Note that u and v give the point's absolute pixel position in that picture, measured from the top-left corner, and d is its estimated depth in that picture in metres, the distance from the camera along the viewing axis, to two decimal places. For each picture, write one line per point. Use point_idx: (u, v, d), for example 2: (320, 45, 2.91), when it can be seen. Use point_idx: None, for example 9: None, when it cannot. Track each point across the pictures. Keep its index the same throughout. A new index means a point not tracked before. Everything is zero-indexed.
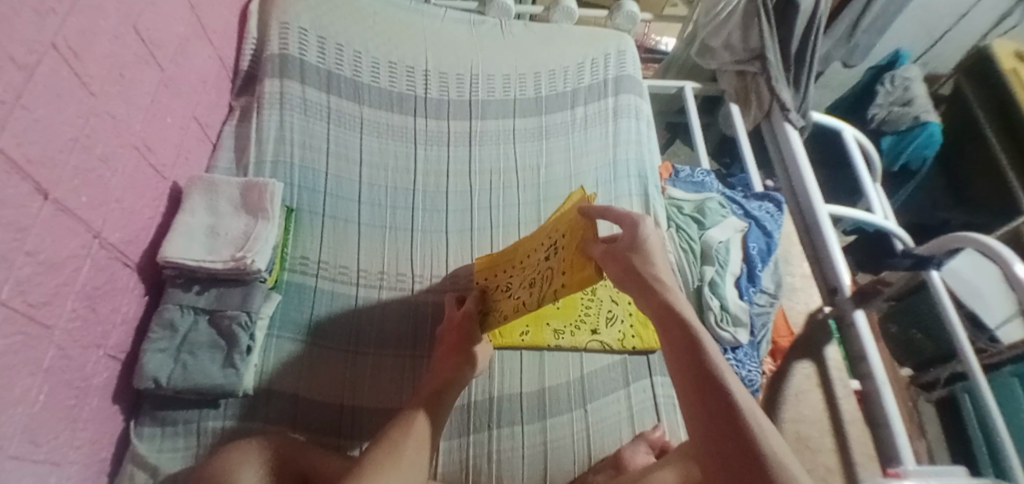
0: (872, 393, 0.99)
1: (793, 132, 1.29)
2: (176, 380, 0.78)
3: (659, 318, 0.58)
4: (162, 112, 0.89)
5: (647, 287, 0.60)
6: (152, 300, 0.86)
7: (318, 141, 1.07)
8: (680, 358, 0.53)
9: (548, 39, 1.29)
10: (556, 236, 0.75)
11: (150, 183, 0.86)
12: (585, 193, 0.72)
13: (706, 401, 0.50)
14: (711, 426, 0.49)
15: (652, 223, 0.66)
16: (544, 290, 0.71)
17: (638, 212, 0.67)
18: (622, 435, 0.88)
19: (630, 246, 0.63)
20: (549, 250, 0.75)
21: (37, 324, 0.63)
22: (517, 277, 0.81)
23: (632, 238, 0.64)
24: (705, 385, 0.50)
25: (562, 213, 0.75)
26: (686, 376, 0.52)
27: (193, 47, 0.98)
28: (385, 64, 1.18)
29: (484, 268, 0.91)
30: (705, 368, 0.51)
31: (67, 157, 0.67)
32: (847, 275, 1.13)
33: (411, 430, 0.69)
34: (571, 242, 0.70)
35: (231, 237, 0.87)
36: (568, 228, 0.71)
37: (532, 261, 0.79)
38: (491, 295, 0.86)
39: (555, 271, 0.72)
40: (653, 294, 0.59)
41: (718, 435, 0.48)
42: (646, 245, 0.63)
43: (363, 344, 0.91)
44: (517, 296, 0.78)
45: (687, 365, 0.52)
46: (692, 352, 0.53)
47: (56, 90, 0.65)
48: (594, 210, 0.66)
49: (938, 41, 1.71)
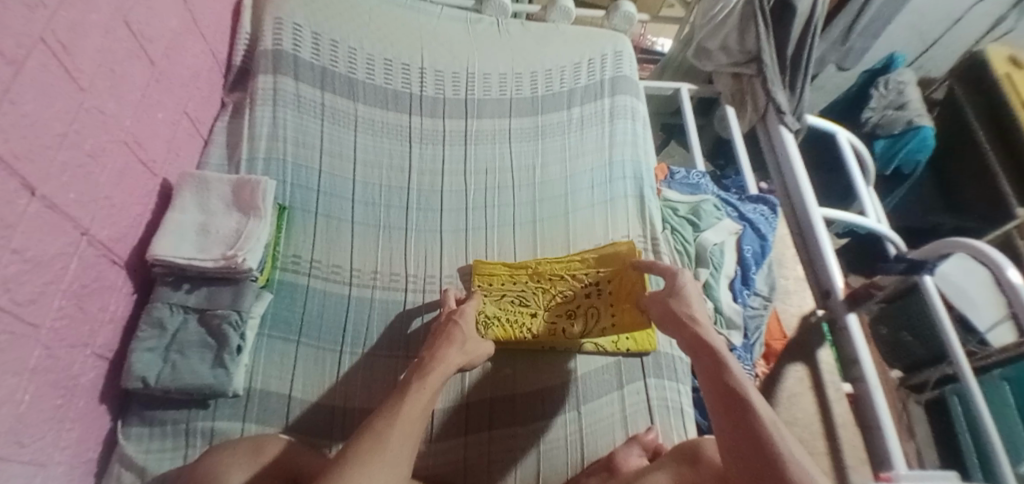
0: (865, 395, 1.00)
1: (788, 135, 1.30)
2: (165, 380, 0.77)
3: (692, 348, 0.71)
4: (153, 108, 0.87)
5: (682, 324, 0.74)
6: (141, 298, 0.85)
7: (312, 138, 1.06)
8: (710, 379, 0.65)
9: (545, 39, 1.29)
10: (599, 280, 0.93)
11: (140, 180, 0.85)
12: (632, 249, 0.93)
13: (731, 411, 0.60)
14: (733, 431, 0.58)
15: (689, 275, 0.80)
16: (590, 325, 0.91)
17: (677, 266, 0.82)
18: (616, 437, 0.87)
19: (671, 294, 0.79)
20: (591, 288, 0.94)
21: (22, 323, 0.62)
22: (540, 299, 0.95)
23: (672, 286, 0.80)
24: (730, 397, 0.61)
25: (604, 256, 0.94)
26: (716, 391, 0.63)
27: (184, 42, 0.96)
28: (380, 61, 1.17)
29: (485, 275, 0.97)
30: (730, 385, 0.63)
31: (54, 153, 0.66)
32: (841, 277, 1.15)
33: (395, 421, 0.66)
34: (621, 290, 0.91)
35: (222, 235, 0.86)
36: (613, 275, 0.93)
37: (561, 287, 0.95)
38: (498, 300, 0.95)
39: (600, 308, 0.92)
40: (686, 328, 0.73)
41: (738, 438, 0.57)
42: (685, 292, 0.78)
43: (360, 346, 0.90)
44: (553, 322, 0.92)
45: (715, 384, 0.64)
46: (720, 372, 0.65)
47: (44, 85, 0.63)
48: (645, 266, 0.86)
49: (932, 46, 1.73)
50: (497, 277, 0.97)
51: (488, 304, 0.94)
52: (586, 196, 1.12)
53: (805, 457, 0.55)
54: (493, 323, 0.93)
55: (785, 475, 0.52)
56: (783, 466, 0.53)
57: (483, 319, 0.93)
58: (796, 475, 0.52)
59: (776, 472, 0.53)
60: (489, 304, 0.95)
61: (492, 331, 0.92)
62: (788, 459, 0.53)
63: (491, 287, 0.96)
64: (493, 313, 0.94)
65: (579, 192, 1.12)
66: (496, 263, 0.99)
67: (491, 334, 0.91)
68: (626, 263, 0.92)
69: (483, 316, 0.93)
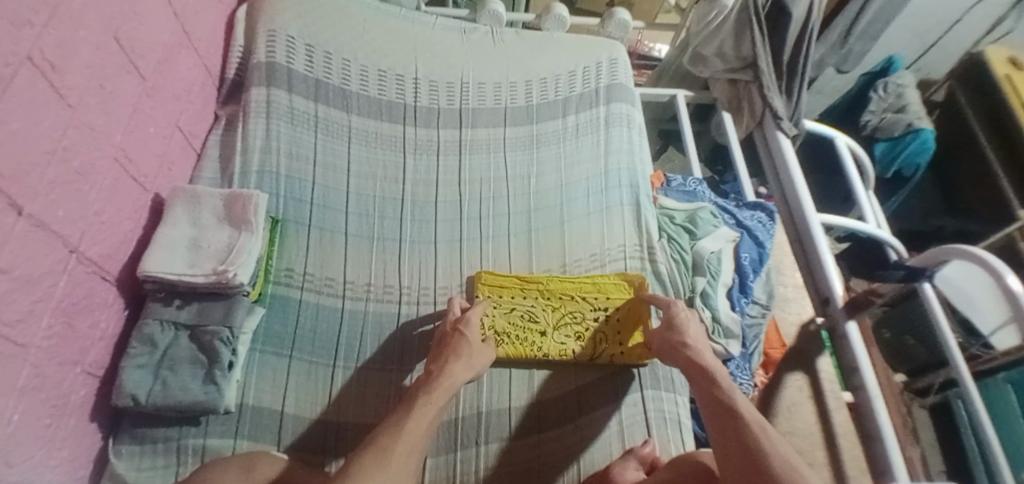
0: (866, 405, 0.99)
1: (786, 141, 1.29)
2: (155, 397, 0.76)
3: (689, 372, 0.79)
4: (145, 122, 0.87)
5: (676, 349, 0.83)
6: (131, 314, 0.85)
7: (306, 150, 1.06)
8: (705, 397, 0.73)
9: (541, 48, 1.28)
10: (611, 306, 0.97)
11: (130, 195, 0.84)
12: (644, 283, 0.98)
13: (723, 421, 0.69)
14: (725, 438, 0.67)
15: (681, 305, 0.89)
16: (598, 350, 0.93)
17: (671, 298, 0.91)
18: (612, 450, 0.86)
19: (668, 326, 0.86)
20: (601, 313, 0.96)
21: (11, 343, 0.61)
22: (549, 316, 0.95)
23: (667, 316, 0.88)
24: (721, 410, 0.70)
25: (617, 285, 0.98)
26: (709, 405, 0.72)
27: (177, 56, 0.96)
28: (375, 71, 1.17)
29: (494, 287, 0.97)
30: (723, 400, 0.71)
31: (42, 170, 0.65)
32: (840, 285, 1.13)
33: (399, 436, 0.66)
34: (631, 320, 0.96)
35: (214, 250, 0.85)
36: (625, 303, 0.97)
37: (571, 308, 0.97)
38: (507, 314, 0.95)
39: (608, 335, 0.95)
40: (680, 352, 0.82)
41: (730, 446, 0.65)
42: (679, 321, 0.86)
43: (363, 359, 0.90)
44: (562, 341, 0.94)
45: (710, 402, 0.73)
46: (713, 389, 0.73)
47: (34, 102, 0.64)
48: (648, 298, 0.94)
49: (931, 48, 1.72)
50: (506, 289, 0.97)
51: (498, 318, 0.94)
52: (582, 205, 1.11)
53: (788, 451, 0.64)
54: (503, 339, 0.92)
55: (771, 467, 0.60)
56: (768, 460, 0.61)
57: (495, 334, 0.93)
58: (780, 468, 0.60)
59: (762, 466, 0.61)
60: (499, 317, 0.94)
61: (504, 348, 0.92)
62: (772, 455, 0.62)
63: (501, 298, 0.96)
64: (503, 330, 0.93)
65: (574, 202, 1.11)
66: (503, 275, 0.99)
67: (503, 351, 0.91)
68: (639, 296, 0.96)
69: (493, 330, 0.93)
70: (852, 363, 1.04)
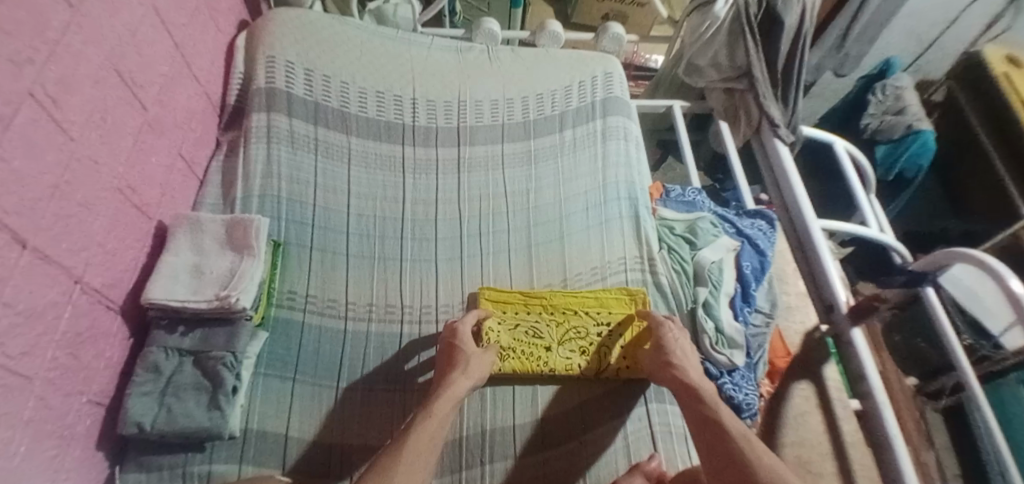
0: (874, 412, 0.98)
1: (783, 148, 1.31)
2: (161, 424, 0.77)
3: (678, 391, 0.80)
4: (147, 152, 0.89)
5: (666, 368, 0.84)
6: (135, 343, 0.86)
7: (306, 174, 1.07)
8: (694, 415, 0.75)
9: (537, 65, 1.29)
10: (613, 321, 0.97)
11: (133, 224, 0.85)
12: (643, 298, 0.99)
13: (711, 440, 0.70)
14: (714, 456, 0.68)
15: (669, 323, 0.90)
16: (603, 364, 0.93)
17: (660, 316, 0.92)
18: (618, 466, 0.86)
19: (657, 346, 0.87)
20: (603, 327, 0.96)
21: (16, 376, 0.62)
22: (553, 332, 0.95)
23: (656, 335, 0.89)
24: (709, 428, 0.71)
25: (617, 300, 0.98)
26: (697, 424, 0.73)
27: (178, 85, 0.98)
28: (373, 94, 1.18)
29: (498, 302, 0.97)
30: (710, 417, 0.72)
31: (45, 204, 0.66)
32: (845, 292, 1.12)
33: (400, 455, 0.67)
34: (632, 333, 0.96)
35: (216, 275, 0.86)
36: (625, 317, 0.97)
37: (574, 322, 0.97)
38: (511, 330, 0.95)
39: (612, 348, 0.95)
40: (669, 371, 0.83)
41: (720, 464, 0.67)
42: (667, 341, 0.87)
43: (373, 379, 0.90)
44: (567, 356, 0.94)
45: (697, 420, 0.74)
46: (700, 407, 0.75)
47: (34, 138, 0.65)
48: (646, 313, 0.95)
49: (931, 46, 1.68)
50: (510, 305, 0.97)
51: (503, 335, 0.94)
52: (581, 220, 1.11)
53: (775, 463, 0.65)
54: (510, 354, 0.92)
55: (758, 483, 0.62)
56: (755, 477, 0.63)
57: (499, 351, 0.92)
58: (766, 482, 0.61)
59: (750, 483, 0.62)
60: (503, 334, 0.94)
61: (509, 364, 0.91)
62: (760, 470, 0.63)
63: (504, 314, 0.96)
64: (507, 346, 0.93)
65: (574, 216, 1.11)
66: (505, 290, 0.99)
67: (508, 367, 0.91)
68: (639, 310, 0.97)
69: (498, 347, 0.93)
70: (860, 370, 1.03)
